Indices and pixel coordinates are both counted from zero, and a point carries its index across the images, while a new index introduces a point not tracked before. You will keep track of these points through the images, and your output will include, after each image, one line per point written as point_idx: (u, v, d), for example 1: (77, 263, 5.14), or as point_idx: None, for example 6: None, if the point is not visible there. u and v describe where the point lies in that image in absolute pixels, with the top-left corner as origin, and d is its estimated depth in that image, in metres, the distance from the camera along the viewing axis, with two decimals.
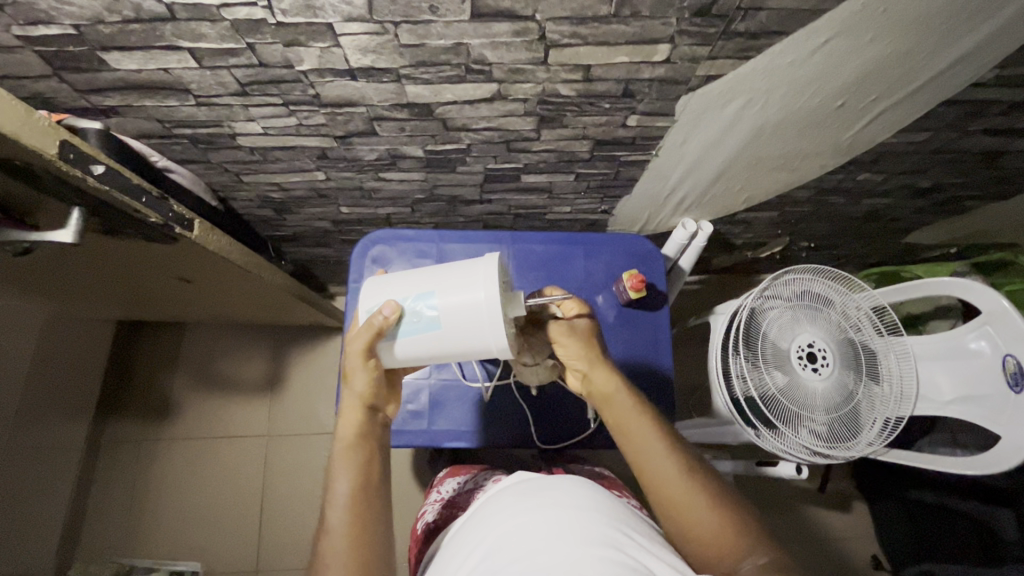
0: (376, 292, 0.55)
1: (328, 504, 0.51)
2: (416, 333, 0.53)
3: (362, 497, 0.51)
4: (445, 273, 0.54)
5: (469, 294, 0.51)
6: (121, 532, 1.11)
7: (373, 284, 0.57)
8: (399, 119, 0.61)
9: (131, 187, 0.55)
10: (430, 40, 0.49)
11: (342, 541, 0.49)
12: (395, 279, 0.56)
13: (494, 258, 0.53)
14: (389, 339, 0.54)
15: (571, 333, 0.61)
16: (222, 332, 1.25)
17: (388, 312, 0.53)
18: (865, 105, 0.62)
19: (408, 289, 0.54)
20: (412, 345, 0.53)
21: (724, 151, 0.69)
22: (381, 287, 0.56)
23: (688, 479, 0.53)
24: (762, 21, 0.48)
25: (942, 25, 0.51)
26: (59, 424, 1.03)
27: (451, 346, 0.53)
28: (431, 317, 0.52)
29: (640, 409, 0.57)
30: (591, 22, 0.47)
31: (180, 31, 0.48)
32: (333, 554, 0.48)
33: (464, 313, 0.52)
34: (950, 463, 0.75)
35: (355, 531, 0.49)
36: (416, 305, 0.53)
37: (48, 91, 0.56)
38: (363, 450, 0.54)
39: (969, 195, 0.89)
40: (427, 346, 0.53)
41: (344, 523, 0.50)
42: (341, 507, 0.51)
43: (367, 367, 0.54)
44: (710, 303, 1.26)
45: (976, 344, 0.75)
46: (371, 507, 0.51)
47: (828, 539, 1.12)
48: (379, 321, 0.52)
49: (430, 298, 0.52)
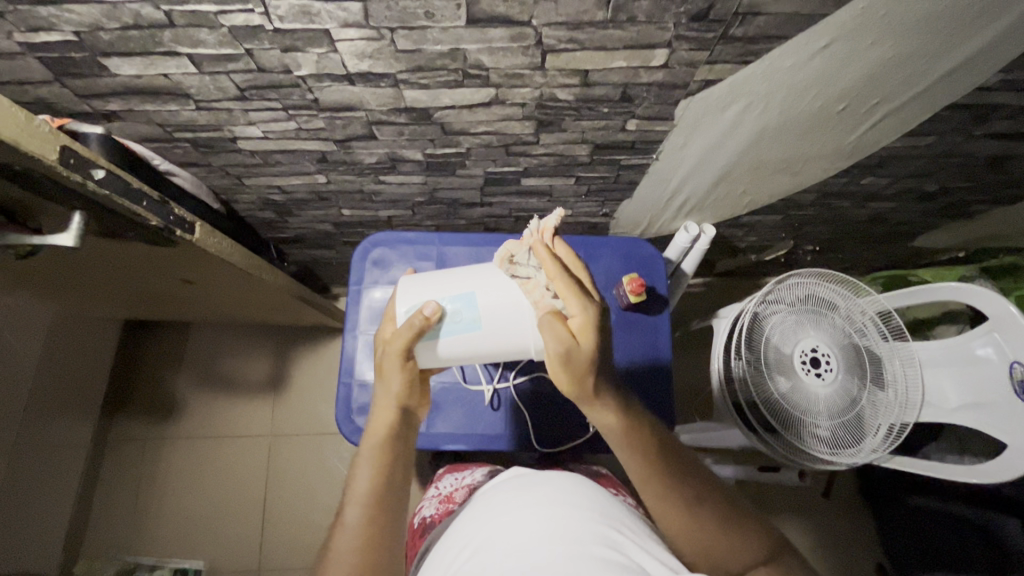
0: (413, 294, 0.57)
1: (347, 498, 0.51)
2: (455, 334, 0.55)
3: (381, 498, 0.50)
4: (482, 276, 0.57)
5: (509, 297, 0.55)
6: (127, 529, 1.13)
7: (406, 285, 0.58)
8: (397, 123, 0.61)
9: (132, 192, 0.55)
10: (427, 46, 0.49)
11: (355, 539, 0.48)
12: (429, 282, 0.58)
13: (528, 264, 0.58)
14: (429, 339, 0.55)
15: (565, 360, 0.50)
16: (227, 332, 1.25)
17: (429, 312, 0.54)
18: (868, 108, 0.61)
19: (445, 290, 0.56)
20: (452, 344, 0.55)
21: (724, 153, 0.68)
22: (417, 288, 0.57)
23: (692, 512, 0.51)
24: (761, 26, 0.48)
25: (947, 29, 0.50)
26: (66, 424, 1.05)
27: (489, 345, 0.56)
28: (471, 319, 0.55)
29: (641, 443, 0.53)
30: (588, 26, 0.47)
31: (179, 38, 0.48)
32: (343, 551, 0.47)
33: (505, 316, 0.55)
34: (955, 471, 0.74)
35: (369, 534, 0.48)
36: (458, 307, 0.55)
37: (50, 96, 0.57)
38: (390, 451, 0.53)
39: (977, 199, 0.88)
40: (465, 347, 0.55)
41: (360, 520, 0.49)
42: (358, 505, 0.50)
43: (405, 367, 0.55)
44: (714, 306, 1.25)
45: (983, 351, 0.74)
46: (389, 510, 0.50)
47: (833, 545, 1.11)
48: (420, 320, 0.53)
49: (472, 300, 0.55)
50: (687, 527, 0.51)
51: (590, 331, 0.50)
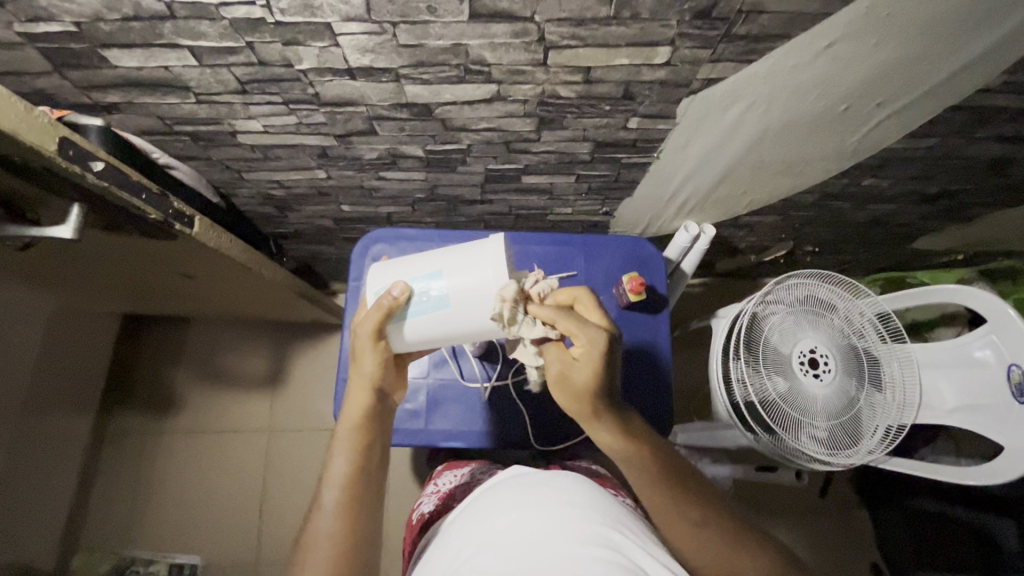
0: (383, 275, 0.55)
1: (324, 481, 0.51)
2: (424, 313, 0.53)
3: (359, 477, 0.51)
4: (452, 253, 0.54)
5: (478, 276, 0.51)
6: (123, 524, 1.13)
7: (378, 267, 0.56)
8: (399, 119, 0.61)
9: (132, 184, 0.55)
10: (429, 41, 0.49)
11: (333, 521, 0.49)
12: (401, 262, 0.56)
13: (502, 238, 0.53)
14: (399, 319, 0.53)
15: (562, 380, 0.52)
16: (224, 327, 1.25)
17: (397, 293, 0.52)
18: (870, 109, 0.61)
19: (414, 269, 0.54)
20: (421, 324, 0.53)
21: (725, 153, 0.68)
22: (389, 269, 0.55)
23: (701, 528, 0.52)
24: (764, 24, 0.48)
25: (951, 29, 0.50)
26: (64, 418, 1.05)
27: (460, 325, 0.53)
28: (438, 297, 0.52)
29: (645, 458, 0.54)
30: (591, 23, 0.47)
31: (180, 29, 0.48)
32: (322, 534, 0.48)
33: (473, 295, 0.52)
34: (952, 472, 0.75)
35: (347, 515, 0.49)
36: (425, 285, 0.53)
37: (50, 87, 0.57)
38: (366, 432, 0.53)
39: (977, 202, 0.88)
40: (435, 326, 0.53)
41: (337, 503, 0.50)
42: (336, 488, 0.51)
43: (377, 348, 0.53)
44: (712, 306, 1.25)
45: (981, 353, 0.73)
46: (365, 493, 0.51)
47: (829, 546, 1.12)
48: (388, 301, 0.52)
49: (439, 278, 0.52)
50: (692, 540, 0.52)
51: (597, 363, 0.51)
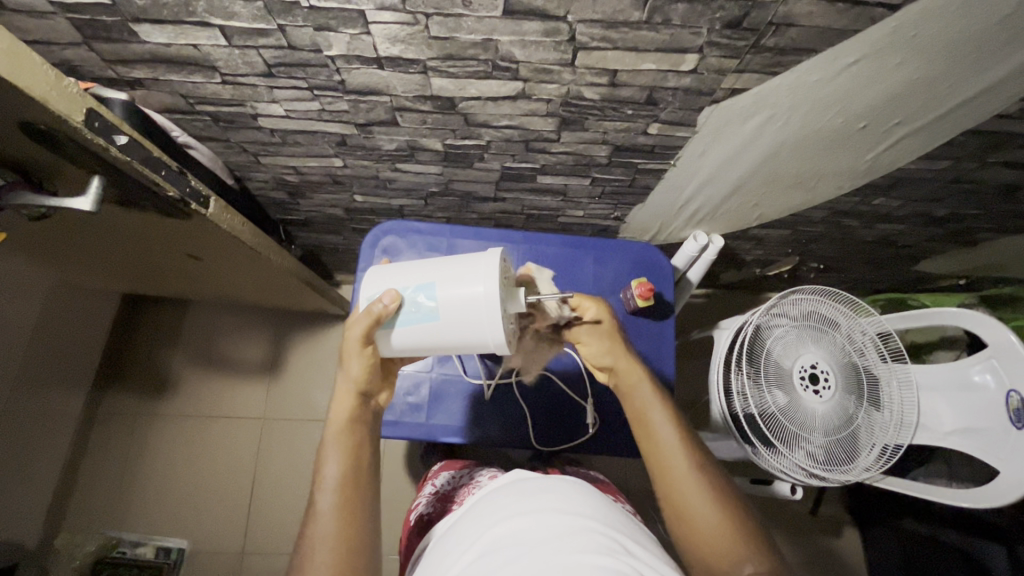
0: (378, 281, 0.55)
1: (317, 485, 0.51)
2: (413, 323, 0.53)
3: (353, 479, 0.51)
4: (447, 265, 0.54)
5: (467, 289, 0.51)
6: (110, 504, 1.12)
7: (375, 272, 0.57)
8: (421, 111, 0.61)
9: (152, 159, 0.55)
10: (460, 34, 0.49)
11: (331, 524, 0.48)
12: (398, 269, 0.56)
13: (497, 253, 0.53)
14: (388, 326, 0.53)
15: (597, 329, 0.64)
16: (224, 312, 1.24)
17: (388, 300, 0.52)
18: (887, 128, 0.62)
19: (408, 278, 0.54)
20: (411, 334, 0.54)
21: (742, 164, 0.69)
22: (384, 275, 0.56)
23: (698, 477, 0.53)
24: (793, 38, 0.48)
25: (973, 52, 0.51)
26: (56, 393, 1.04)
27: (451, 337, 0.53)
28: (428, 309, 0.52)
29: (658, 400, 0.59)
30: (622, 27, 0.47)
31: (214, 9, 0.48)
32: (319, 538, 0.48)
33: (463, 308, 0.52)
34: (945, 493, 0.75)
35: (344, 517, 0.49)
36: (415, 295, 0.53)
37: (76, 58, 0.57)
38: (354, 434, 0.53)
39: (983, 227, 0.89)
40: (423, 337, 0.54)
41: (333, 506, 0.49)
42: (330, 491, 0.50)
43: (363, 353, 0.53)
44: (715, 317, 1.26)
45: (981, 377, 0.74)
46: (361, 493, 0.51)
47: (819, 561, 1.12)
48: (378, 308, 0.52)
49: (430, 289, 0.53)
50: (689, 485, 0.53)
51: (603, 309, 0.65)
